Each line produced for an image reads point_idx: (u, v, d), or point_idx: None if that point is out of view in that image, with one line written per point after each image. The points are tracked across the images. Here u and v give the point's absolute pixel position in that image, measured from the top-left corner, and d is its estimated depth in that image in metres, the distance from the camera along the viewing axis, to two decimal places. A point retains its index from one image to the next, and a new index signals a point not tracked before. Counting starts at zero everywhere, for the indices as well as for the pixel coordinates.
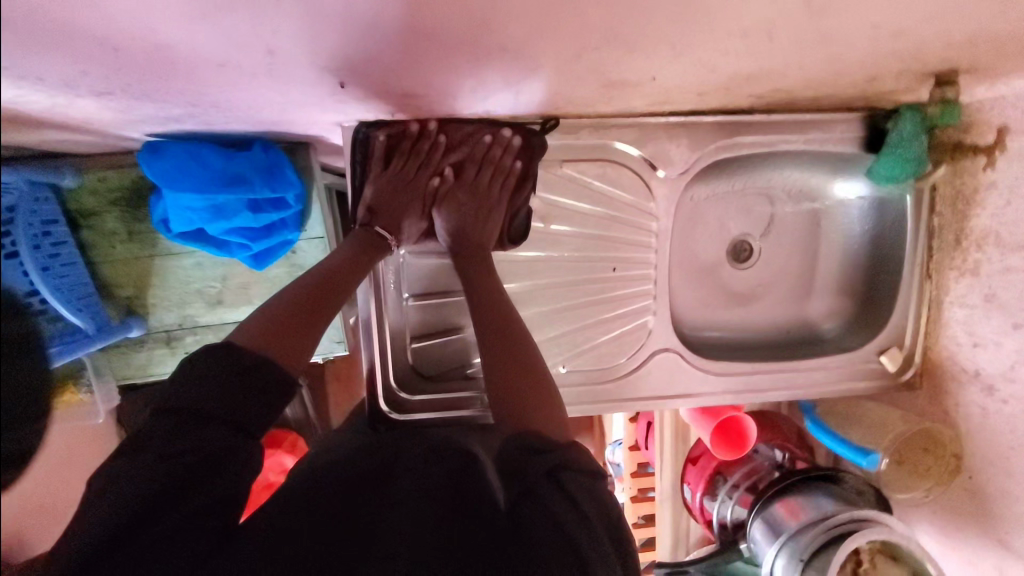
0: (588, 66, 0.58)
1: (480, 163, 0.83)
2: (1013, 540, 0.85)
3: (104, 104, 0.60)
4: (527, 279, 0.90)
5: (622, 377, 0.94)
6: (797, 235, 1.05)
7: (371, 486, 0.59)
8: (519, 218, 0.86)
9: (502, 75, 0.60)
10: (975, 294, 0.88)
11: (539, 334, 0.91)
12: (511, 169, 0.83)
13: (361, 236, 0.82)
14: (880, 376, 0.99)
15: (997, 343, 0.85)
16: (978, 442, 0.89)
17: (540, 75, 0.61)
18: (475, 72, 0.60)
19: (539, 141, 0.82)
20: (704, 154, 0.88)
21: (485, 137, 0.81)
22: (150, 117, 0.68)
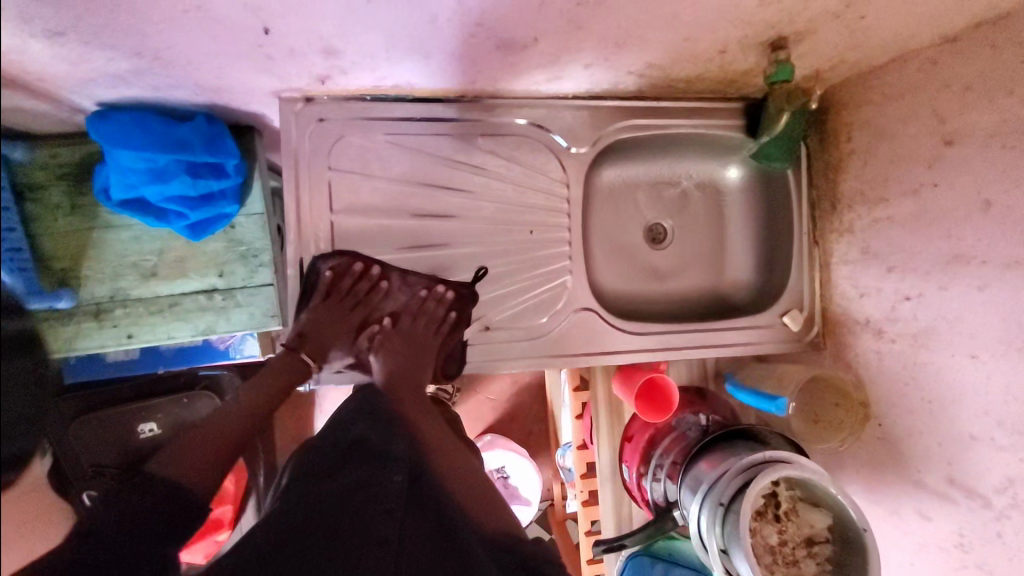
0: (473, 21, 0.70)
1: (416, 312, 0.99)
2: (926, 478, 0.87)
3: (59, 55, 0.68)
4: (452, 244, 0.97)
5: (546, 335, 0.99)
6: (705, 217, 1.16)
7: (366, 532, 0.73)
8: (453, 360, 0.99)
9: (404, 32, 0.72)
10: (854, 249, 0.98)
11: (463, 292, 0.98)
12: (445, 320, 0.98)
13: (278, 360, 0.95)
14: (788, 336, 1.07)
15: (879, 289, 0.94)
16: (877, 386, 0.95)
17: (437, 31, 0.72)
18: (380, 27, 0.71)
19: (470, 291, 0.98)
20: (608, 134, 1.00)
21: (422, 288, 0.98)
22: (102, 77, 0.77)
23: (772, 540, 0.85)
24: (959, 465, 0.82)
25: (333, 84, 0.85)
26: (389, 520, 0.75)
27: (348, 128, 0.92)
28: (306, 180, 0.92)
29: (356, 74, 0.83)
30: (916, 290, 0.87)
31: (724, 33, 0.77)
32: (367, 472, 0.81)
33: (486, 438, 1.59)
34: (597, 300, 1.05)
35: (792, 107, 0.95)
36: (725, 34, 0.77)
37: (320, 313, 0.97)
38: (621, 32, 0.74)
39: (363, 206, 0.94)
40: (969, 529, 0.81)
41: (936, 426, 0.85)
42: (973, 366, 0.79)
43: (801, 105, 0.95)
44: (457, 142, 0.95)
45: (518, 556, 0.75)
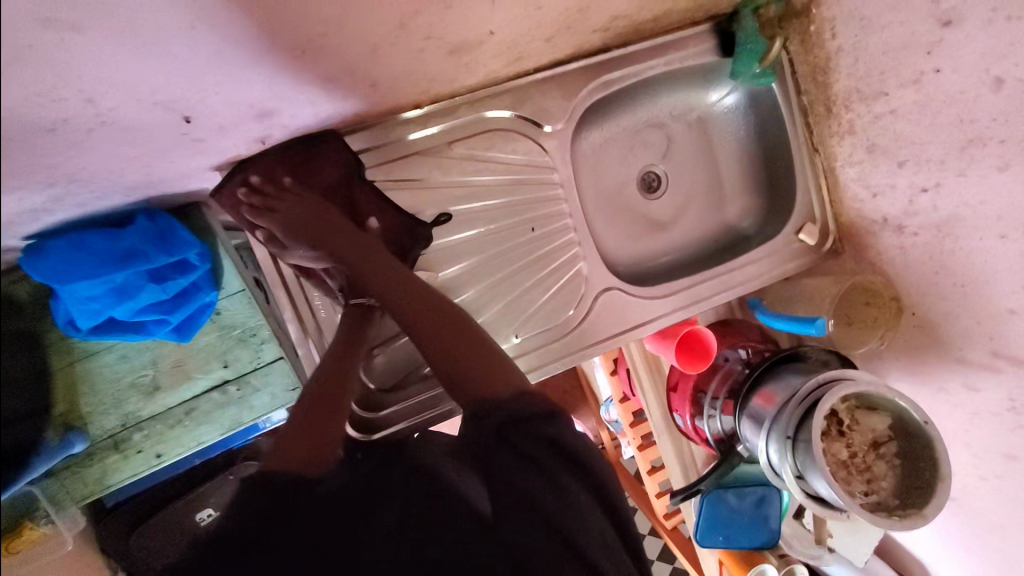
0: (418, 31, 0.61)
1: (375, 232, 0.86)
2: (967, 353, 0.90)
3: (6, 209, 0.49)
4: (461, 261, 0.91)
5: (577, 328, 0.96)
6: (694, 151, 1.11)
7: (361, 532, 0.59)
8: None
9: (343, 64, 0.61)
10: (859, 150, 0.94)
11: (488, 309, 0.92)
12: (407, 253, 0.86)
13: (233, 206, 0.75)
14: (806, 252, 1.06)
15: (892, 186, 0.91)
16: (906, 280, 0.95)
17: (378, 54, 0.62)
18: (313, 69, 0.60)
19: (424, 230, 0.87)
20: (582, 100, 0.91)
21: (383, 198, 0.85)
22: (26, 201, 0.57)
23: (843, 455, 0.89)
24: (1001, 337, 0.84)
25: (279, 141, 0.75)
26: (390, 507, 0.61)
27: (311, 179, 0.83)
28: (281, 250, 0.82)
29: (300, 124, 0.73)
30: (933, 180, 0.84)
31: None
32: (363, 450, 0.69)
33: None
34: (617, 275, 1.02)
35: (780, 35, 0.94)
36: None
37: (291, 200, 0.80)
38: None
39: None
40: (1017, 392, 0.85)
41: (974, 306, 0.86)
42: (1003, 244, 0.79)
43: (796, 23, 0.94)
44: (428, 160, 0.87)
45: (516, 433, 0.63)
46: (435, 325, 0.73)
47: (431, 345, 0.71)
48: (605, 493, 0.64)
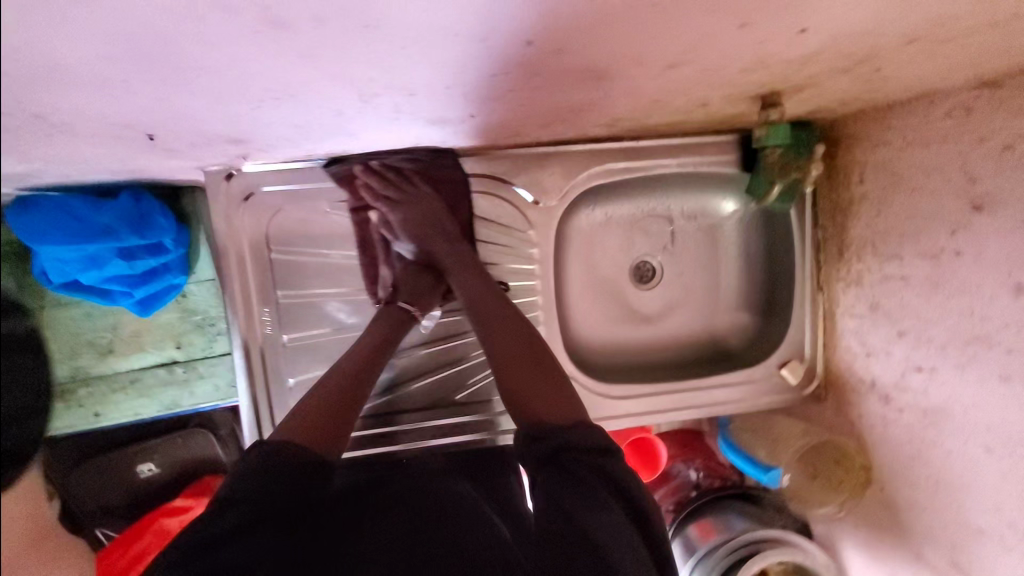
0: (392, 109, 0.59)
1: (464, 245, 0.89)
2: (925, 554, 0.81)
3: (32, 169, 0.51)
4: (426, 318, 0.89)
5: None
6: (699, 253, 1.04)
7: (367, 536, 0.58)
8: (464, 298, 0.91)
9: (315, 121, 0.61)
10: (861, 303, 0.87)
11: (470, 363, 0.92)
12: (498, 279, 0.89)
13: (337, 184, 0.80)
14: (784, 389, 0.98)
15: (888, 353, 0.83)
16: (880, 455, 0.87)
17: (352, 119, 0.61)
18: (284, 120, 0.60)
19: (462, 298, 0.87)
20: (580, 183, 0.89)
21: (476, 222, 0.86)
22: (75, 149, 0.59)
23: None
24: (963, 553, 0.75)
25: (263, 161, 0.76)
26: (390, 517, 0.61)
27: (282, 199, 0.82)
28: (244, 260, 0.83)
29: (279, 151, 0.73)
30: (929, 364, 0.76)
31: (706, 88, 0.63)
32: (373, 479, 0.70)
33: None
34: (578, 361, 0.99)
35: (783, 180, 0.85)
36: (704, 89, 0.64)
37: (414, 196, 0.81)
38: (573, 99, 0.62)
39: (310, 280, 0.86)
40: None
41: (942, 510, 0.77)
42: (987, 460, 0.70)
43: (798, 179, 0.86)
44: None
45: (546, 446, 0.62)
46: (523, 338, 0.76)
47: (503, 350, 0.75)
48: (628, 490, 0.58)
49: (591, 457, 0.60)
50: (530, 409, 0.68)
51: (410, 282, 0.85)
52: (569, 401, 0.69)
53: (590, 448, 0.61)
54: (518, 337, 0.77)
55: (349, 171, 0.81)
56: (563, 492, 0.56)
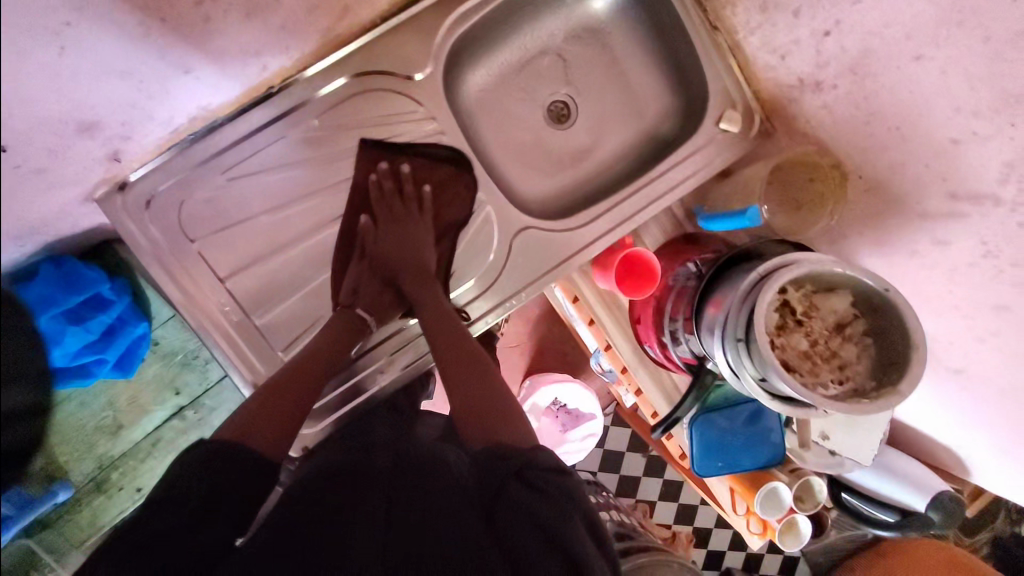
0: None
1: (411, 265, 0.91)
2: (926, 206, 0.80)
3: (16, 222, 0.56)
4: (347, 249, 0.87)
5: (499, 270, 0.92)
6: (596, 65, 1.05)
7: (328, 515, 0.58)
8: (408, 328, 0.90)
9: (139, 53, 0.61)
10: (751, 12, 0.86)
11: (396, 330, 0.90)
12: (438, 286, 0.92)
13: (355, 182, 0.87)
14: (733, 143, 0.97)
15: (795, 40, 0.82)
16: (840, 141, 0.85)
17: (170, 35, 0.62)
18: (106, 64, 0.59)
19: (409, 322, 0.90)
20: (442, 40, 0.87)
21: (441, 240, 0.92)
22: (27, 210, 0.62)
23: (802, 346, 0.82)
24: (954, 174, 0.74)
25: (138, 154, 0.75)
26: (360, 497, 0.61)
27: (180, 188, 0.81)
28: (175, 269, 0.81)
29: (136, 132, 0.71)
30: (831, 19, 0.75)
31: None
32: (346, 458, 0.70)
33: (526, 385, 1.39)
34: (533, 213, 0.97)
35: None
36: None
37: (398, 215, 0.88)
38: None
39: (247, 257, 0.83)
40: (989, 233, 0.75)
41: (913, 146, 0.76)
42: (922, 68, 0.69)
43: None
44: (302, 142, 0.84)
45: (514, 460, 0.63)
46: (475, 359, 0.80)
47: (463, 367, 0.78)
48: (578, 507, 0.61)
49: (554, 473, 0.63)
50: (483, 421, 0.71)
51: (371, 293, 0.86)
52: (505, 412, 0.72)
53: (552, 468, 0.63)
54: (473, 370, 0.78)
55: (395, 170, 0.89)
56: (530, 502, 0.58)
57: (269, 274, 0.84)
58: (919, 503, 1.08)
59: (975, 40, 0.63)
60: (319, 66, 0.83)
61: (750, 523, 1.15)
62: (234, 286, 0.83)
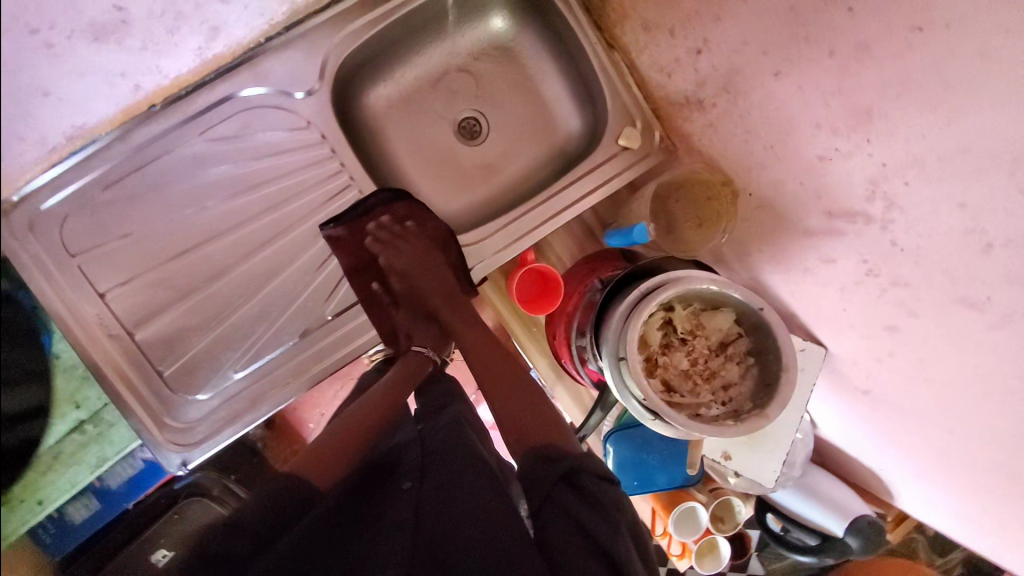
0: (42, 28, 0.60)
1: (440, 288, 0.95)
2: (809, 223, 0.78)
3: None
4: (231, 265, 0.88)
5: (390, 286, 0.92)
6: (504, 81, 1.04)
7: (370, 525, 0.64)
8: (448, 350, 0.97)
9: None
10: (637, 30, 0.86)
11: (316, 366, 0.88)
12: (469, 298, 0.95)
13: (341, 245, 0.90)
14: (633, 158, 0.96)
15: (676, 59, 0.82)
16: (730, 158, 0.85)
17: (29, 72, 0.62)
18: None
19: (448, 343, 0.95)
20: (327, 56, 0.87)
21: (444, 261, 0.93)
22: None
23: (684, 365, 0.81)
24: (826, 190, 0.72)
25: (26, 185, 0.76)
26: (396, 501, 0.66)
27: (59, 204, 0.81)
28: (53, 286, 0.81)
29: (33, 152, 0.71)
30: (702, 38, 0.75)
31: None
32: (390, 455, 0.78)
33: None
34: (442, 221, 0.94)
35: None
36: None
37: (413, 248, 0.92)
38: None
39: (124, 273, 0.84)
40: (867, 251, 0.73)
41: (788, 164, 0.75)
42: (780, 85, 0.68)
43: None
44: (185, 160, 0.85)
45: (562, 465, 0.67)
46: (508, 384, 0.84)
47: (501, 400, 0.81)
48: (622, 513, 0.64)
49: (597, 477, 0.66)
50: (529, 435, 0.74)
51: (418, 331, 0.93)
52: (558, 428, 0.76)
53: (599, 474, 0.67)
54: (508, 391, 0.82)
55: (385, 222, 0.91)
56: (581, 512, 0.62)
57: (152, 289, 0.85)
58: (837, 527, 1.07)
59: (823, 54, 0.61)
60: (204, 80, 0.84)
61: (669, 544, 1.12)
62: (116, 298, 0.84)
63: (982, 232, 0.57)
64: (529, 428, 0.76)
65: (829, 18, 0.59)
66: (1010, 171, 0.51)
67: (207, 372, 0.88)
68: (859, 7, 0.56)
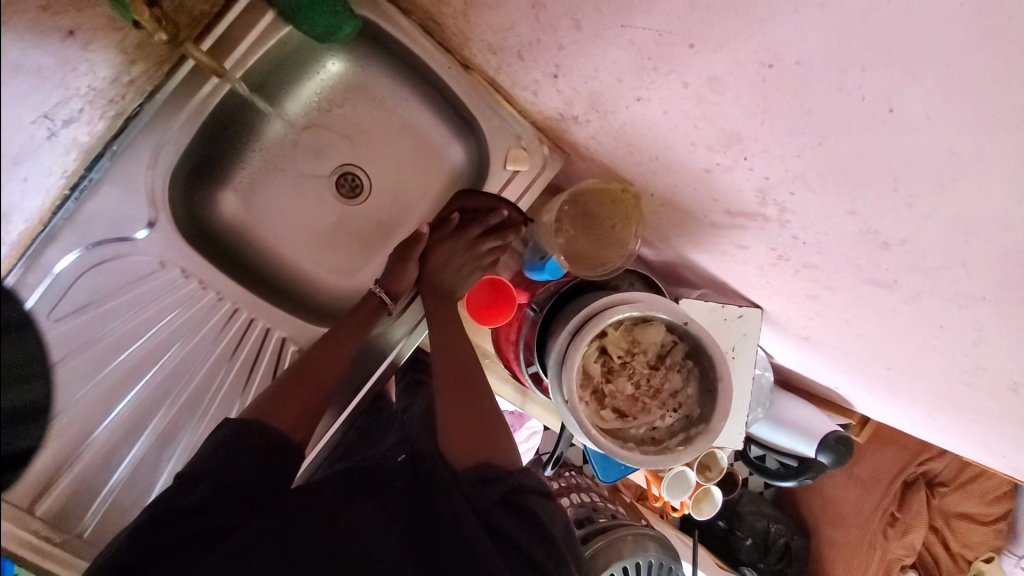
0: None
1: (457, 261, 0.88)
2: (713, 217, 0.75)
3: None
4: (139, 441, 0.79)
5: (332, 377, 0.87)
6: (368, 124, 0.93)
7: (365, 493, 0.61)
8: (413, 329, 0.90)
9: None
10: (486, 52, 0.75)
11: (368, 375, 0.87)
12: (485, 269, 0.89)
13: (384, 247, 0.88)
14: (528, 180, 0.89)
15: (535, 79, 0.73)
16: (621, 165, 0.80)
17: None
18: None
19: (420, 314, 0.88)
20: (151, 181, 0.75)
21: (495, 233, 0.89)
22: None
23: (630, 390, 0.81)
24: (721, 194, 0.68)
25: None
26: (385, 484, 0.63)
27: (54, 351, 0.74)
28: None
29: None
30: (552, 64, 0.66)
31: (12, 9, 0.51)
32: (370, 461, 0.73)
33: None
34: (468, 204, 0.90)
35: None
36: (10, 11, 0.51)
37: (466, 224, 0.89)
38: None
39: (29, 499, 0.74)
40: (774, 241, 0.70)
41: (676, 172, 0.70)
42: (645, 109, 0.61)
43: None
44: (34, 354, 0.73)
45: (506, 485, 0.60)
46: (465, 381, 0.76)
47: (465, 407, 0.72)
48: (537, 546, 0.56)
49: (541, 497, 0.61)
50: (465, 448, 0.65)
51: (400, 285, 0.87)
52: (494, 436, 0.68)
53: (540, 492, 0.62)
54: (476, 411, 0.72)
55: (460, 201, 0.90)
56: (521, 534, 0.56)
57: (69, 497, 0.76)
58: (810, 451, 1.14)
59: (676, 85, 0.53)
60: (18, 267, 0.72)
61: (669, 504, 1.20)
62: (47, 512, 0.75)
63: (877, 233, 0.55)
64: (478, 433, 0.68)
65: (671, 53, 0.50)
66: (892, 190, 0.48)
67: None
68: (698, 42, 0.47)
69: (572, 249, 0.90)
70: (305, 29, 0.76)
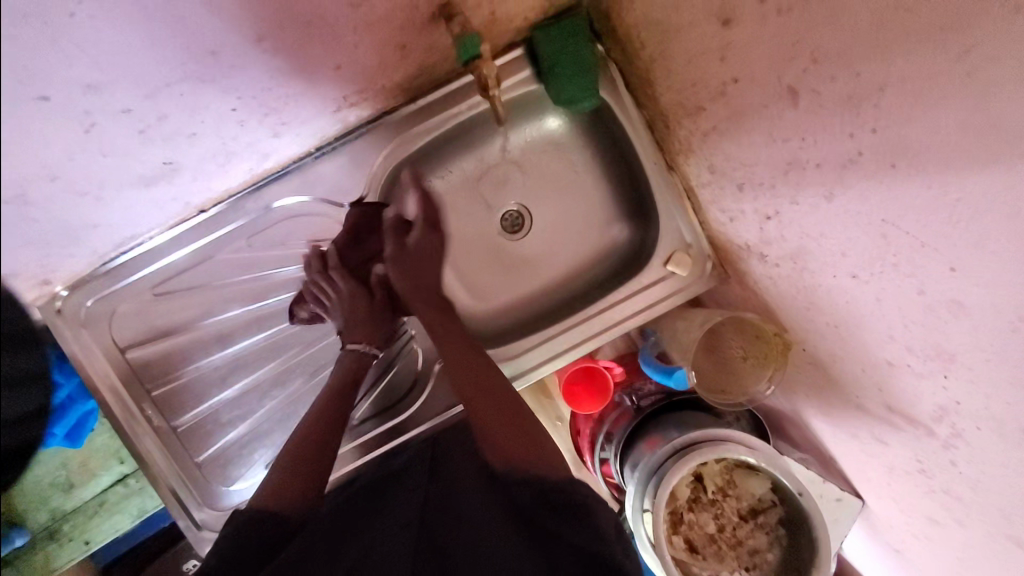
0: (87, 207, 0.61)
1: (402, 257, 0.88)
2: (865, 402, 0.73)
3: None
4: (266, 363, 0.92)
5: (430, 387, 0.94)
6: (557, 178, 0.99)
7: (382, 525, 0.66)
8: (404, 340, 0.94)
9: (40, 251, 0.62)
10: (703, 169, 0.80)
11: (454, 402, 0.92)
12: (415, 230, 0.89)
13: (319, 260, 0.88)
14: (684, 282, 0.91)
15: (742, 210, 0.76)
16: (787, 312, 0.81)
17: (65, 219, 0.59)
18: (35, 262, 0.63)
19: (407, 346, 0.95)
20: (374, 163, 0.87)
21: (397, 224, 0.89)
22: (122, 225, 0.73)
23: (710, 528, 0.79)
24: (890, 390, 0.66)
25: (153, 222, 0.79)
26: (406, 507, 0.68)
27: (234, 272, 0.88)
28: (113, 380, 0.88)
29: (82, 256, 0.76)
30: (772, 209, 0.69)
31: (382, 23, 0.61)
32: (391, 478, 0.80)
33: None
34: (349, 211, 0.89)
35: (545, 49, 0.81)
36: (372, 23, 0.61)
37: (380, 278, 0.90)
38: (260, 87, 0.59)
39: (175, 371, 0.90)
40: (923, 455, 0.67)
41: (850, 347, 0.70)
42: (856, 286, 0.62)
43: (553, 54, 0.80)
44: (226, 263, 0.88)
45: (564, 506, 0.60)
46: (498, 391, 0.78)
47: (490, 397, 0.77)
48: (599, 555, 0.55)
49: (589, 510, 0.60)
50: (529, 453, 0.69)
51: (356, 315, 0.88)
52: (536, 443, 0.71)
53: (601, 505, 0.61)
54: (511, 415, 0.75)
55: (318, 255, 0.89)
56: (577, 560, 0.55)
57: (193, 382, 0.91)
58: None
59: (910, 287, 0.54)
60: (247, 189, 0.85)
61: None
62: (160, 396, 0.90)
63: None
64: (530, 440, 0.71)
65: (924, 263, 0.51)
66: None
67: (239, 464, 0.92)
68: (961, 268, 0.48)
69: (699, 363, 0.91)
70: (550, 90, 0.84)
